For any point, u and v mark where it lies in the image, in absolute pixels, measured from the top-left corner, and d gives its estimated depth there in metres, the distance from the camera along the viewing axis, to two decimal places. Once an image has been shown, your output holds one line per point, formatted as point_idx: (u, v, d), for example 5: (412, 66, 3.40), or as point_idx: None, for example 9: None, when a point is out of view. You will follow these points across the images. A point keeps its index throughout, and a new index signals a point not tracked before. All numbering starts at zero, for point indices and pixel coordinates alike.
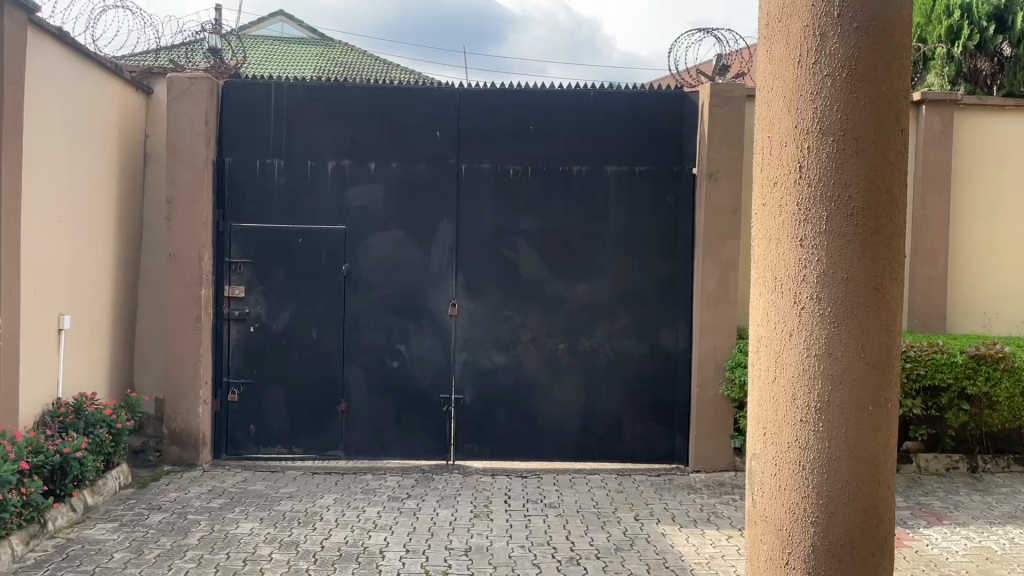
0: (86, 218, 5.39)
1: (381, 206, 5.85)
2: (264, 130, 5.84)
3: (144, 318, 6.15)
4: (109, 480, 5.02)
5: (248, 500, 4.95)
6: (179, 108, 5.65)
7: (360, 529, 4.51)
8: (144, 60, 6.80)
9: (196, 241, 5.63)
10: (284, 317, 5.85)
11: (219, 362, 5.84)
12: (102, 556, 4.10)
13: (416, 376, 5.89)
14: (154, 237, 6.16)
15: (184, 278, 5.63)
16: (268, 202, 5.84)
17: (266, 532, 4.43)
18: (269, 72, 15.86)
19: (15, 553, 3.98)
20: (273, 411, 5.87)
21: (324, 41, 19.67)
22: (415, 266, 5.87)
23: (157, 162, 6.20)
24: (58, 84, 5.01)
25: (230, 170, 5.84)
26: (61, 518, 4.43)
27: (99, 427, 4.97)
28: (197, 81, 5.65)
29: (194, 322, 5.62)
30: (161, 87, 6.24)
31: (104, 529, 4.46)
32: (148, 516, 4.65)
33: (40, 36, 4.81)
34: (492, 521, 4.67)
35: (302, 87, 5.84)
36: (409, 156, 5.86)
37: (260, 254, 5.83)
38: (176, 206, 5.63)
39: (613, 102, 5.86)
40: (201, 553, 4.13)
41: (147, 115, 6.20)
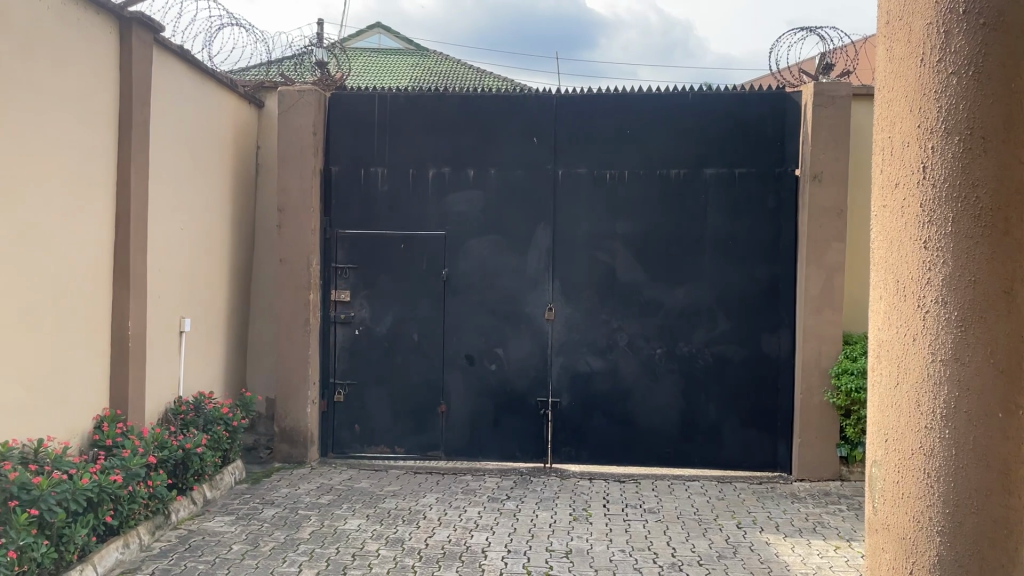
0: (204, 225, 5.69)
1: (480, 212, 5.95)
2: (368, 139, 6.04)
3: (256, 321, 6.43)
4: (227, 474, 5.28)
5: (355, 497, 5.12)
6: (289, 119, 5.90)
7: (462, 528, 4.60)
8: (256, 74, 7.12)
9: (304, 247, 5.86)
10: (387, 321, 6.02)
11: (326, 364, 6.06)
12: (221, 547, 4.31)
13: (514, 379, 5.96)
14: (266, 244, 6.45)
15: (293, 283, 5.86)
16: (372, 209, 6.02)
17: (373, 528, 4.57)
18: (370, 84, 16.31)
19: (142, 542, 4.26)
20: (376, 412, 6.04)
21: (420, 51, 20.07)
22: (513, 271, 5.95)
23: (268, 172, 6.48)
24: (180, 100, 5.32)
25: (336, 179, 6.05)
26: (184, 510, 4.70)
27: (217, 425, 5.25)
28: (306, 94, 5.88)
29: (303, 325, 5.85)
30: (272, 100, 6.53)
31: (223, 521, 4.69)
32: (263, 511, 4.87)
33: (164, 55, 5.13)
34: (592, 525, 4.69)
35: (405, 97, 6.01)
36: (507, 162, 5.94)
37: (364, 260, 6.02)
38: (286, 214, 5.88)
39: (713, 104, 5.80)
40: (313, 547, 4.30)
41: (259, 128, 6.50)
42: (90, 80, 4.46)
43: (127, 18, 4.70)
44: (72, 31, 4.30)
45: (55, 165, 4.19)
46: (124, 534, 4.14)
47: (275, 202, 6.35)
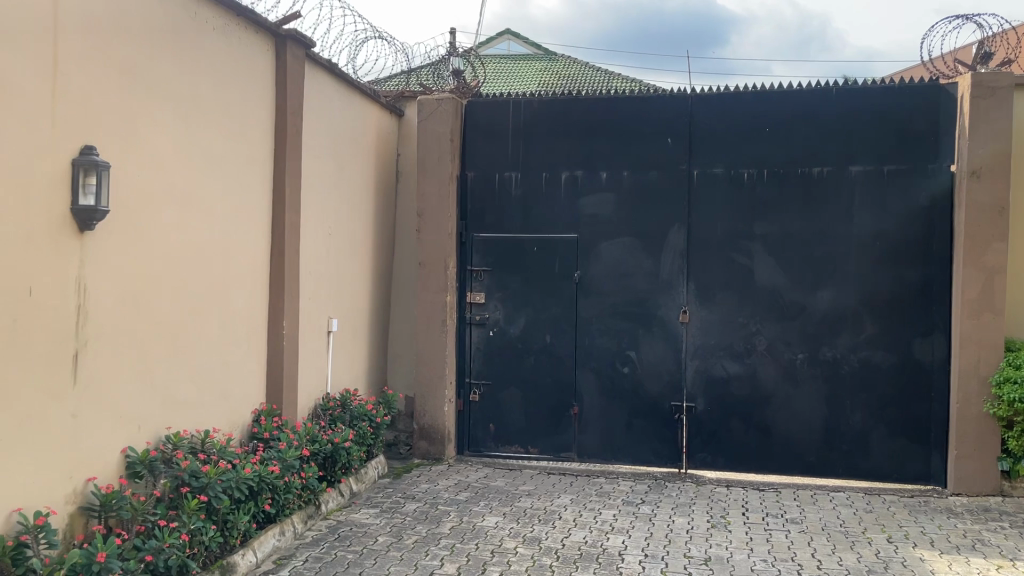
0: (350, 231, 5.98)
1: (613, 215, 5.95)
2: (503, 144, 6.16)
3: (396, 322, 6.69)
4: (371, 469, 5.51)
5: (492, 495, 5.23)
6: (427, 126, 6.09)
7: (598, 530, 4.61)
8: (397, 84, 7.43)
9: (442, 251, 6.04)
10: (520, 323, 6.11)
11: (462, 363, 6.21)
12: (368, 538, 4.51)
13: (648, 383, 5.92)
14: (406, 248, 6.70)
15: (431, 286, 6.06)
16: (506, 212, 6.13)
17: (511, 527, 4.66)
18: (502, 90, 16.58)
19: (296, 531, 4.51)
20: (510, 412, 6.14)
21: (549, 56, 20.22)
22: (646, 273, 5.91)
23: (408, 178, 6.72)
24: (329, 112, 5.62)
25: (472, 184, 6.21)
26: (333, 501, 4.93)
27: (362, 421, 5.50)
28: (444, 101, 6.06)
29: (441, 326, 6.04)
30: (411, 109, 6.77)
31: (368, 514, 4.90)
32: (405, 504, 5.05)
33: (314, 69, 5.43)
34: (731, 533, 4.59)
35: (539, 102, 6.09)
36: (640, 164, 5.91)
37: (499, 262, 6.14)
38: (425, 218, 6.08)
39: (859, 99, 5.57)
40: (453, 542, 4.43)
41: (400, 136, 6.76)
42: (249, 94, 4.81)
43: (282, 36, 5.01)
44: (235, 51, 4.65)
45: (217, 176, 4.55)
46: (281, 522, 4.39)
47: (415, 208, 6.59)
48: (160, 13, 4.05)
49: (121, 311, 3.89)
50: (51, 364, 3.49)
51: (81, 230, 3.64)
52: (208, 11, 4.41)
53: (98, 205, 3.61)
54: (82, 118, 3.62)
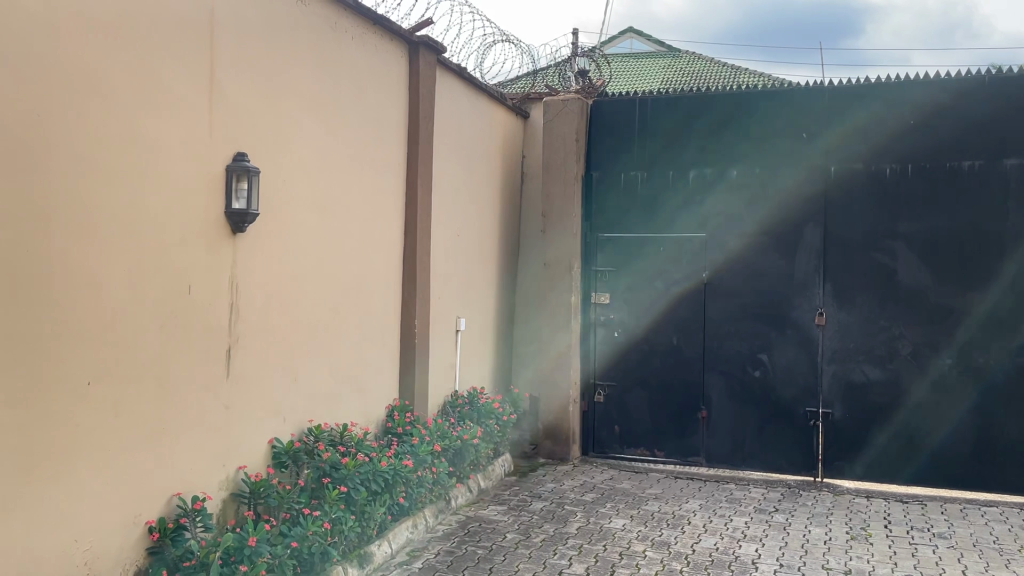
0: (477, 232, 6.11)
1: (743, 213, 5.94)
2: (628, 145, 6.29)
3: (521, 321, 6.76)
4: (498, 466, 5.61)
5: (618, 497, 5.21)
6: (553, 127, 6.29)
7: (729, 537, 4.50)
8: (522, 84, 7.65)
9: (568, 250, 6.26)
10: (646, 324, 6.20)
11: (586, 365, 6.39)
12: (497, 535, 4.57)
13: (781, 386, 5.83)
14: (531, 248, 6.77)
15: (557, 286, 6.32)
16: (631, 213, 6.27)
17: (639, 529, 4.62)
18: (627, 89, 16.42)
19: (428, 524, 4.63)
20: (636, 414, 6.23)
21: (672, 52, 19.87)
22: (779, 274, 5.84)
23: (533, 179, 6.78)
24: (459, 115, 5.75)
25: (596, 184, 6.38)
26: (462, 497, 5.05)
27: (489, 419, 5.62)
28: (570, 102, 6.24)
29: (565, 325, 6.25)
30: (537, 110, 6.84)
31: (496, 510, 4.97)
32: (532, 503, 5.09)
33: (444, 73, 5.57)
34: (873, 545, 4.38)
35: (665, 101, 6.19)
36: (773, 161, 5.87)
37: (623, 262, 6.29)
38: (548, 219, 6.33)
39: (1014, 86, 5.27)
40: (581, 542, 4.43)
41: (525, 137, 6.85)
42: (385, 99, 4.99)
43: (415, 42, 5.18)
44: (372, 59, 4.84)
45: (356, 180, 4.75)
46: (413, 515, 4.52)
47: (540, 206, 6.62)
48: (304, 26, 4.26)
49: (269, 308, 4.13)
50: (207, 356, 3.76)
51: (234, 231, 3.90)
52: (348, 21, 4.61)
53: (249, 209, 3.86)
54: (235, 127, 3.87)
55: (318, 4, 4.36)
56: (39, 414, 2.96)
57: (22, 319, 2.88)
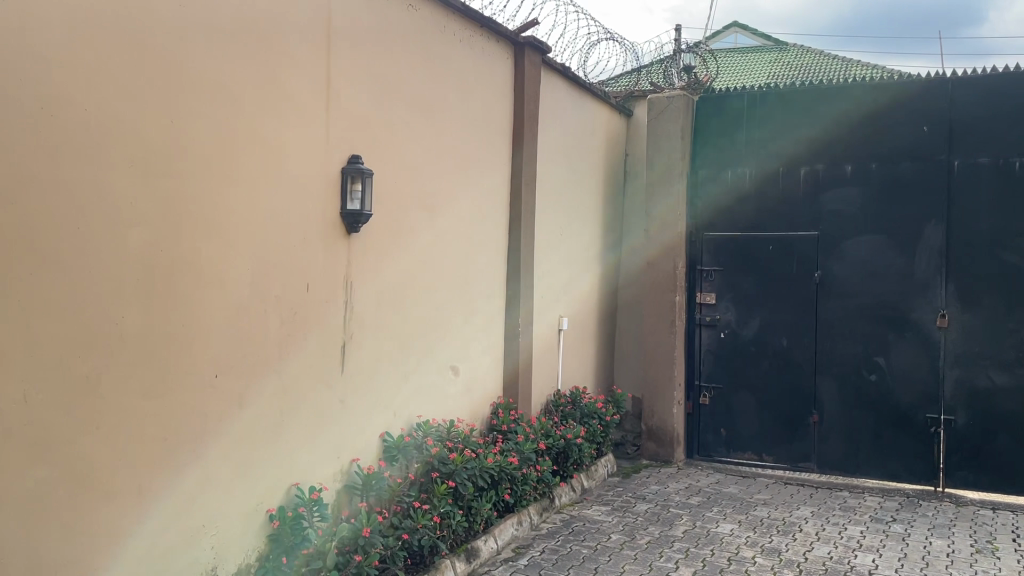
0: (578, 232, 6.16)
1: (858, 210, 5.98)
2: (736, 141, 6.48)
3: (623, 320, 6.97)
4: (601, 466, 5.63)
5: (725, 502, 5.14)
6: (657, 123, 6.56)
7: (843, 546, 4.35)
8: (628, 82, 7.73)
9: (673, 249, 6.46)
10: (754, 325, 6.32)
11: (692, 366, 6.56)
12: (601, 535, 4.56)
13: (898, 390, 5.86)
14: (633, 246, 6.95)
15: (662, 285, 6.49)
16: (739, 212, 6.40)
17: (747, 535, 4.53)
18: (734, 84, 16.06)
19: (532, 522, 4.67)
20: (743, 417, 6.35)
21: (779, 45, 19.32)
22: (897, 274, 5.86)
23: (636, 177, 7.01)
24: (562, 115, 5.82)
25: (701, 179, 6.60)
26: (565, 496, 5.07)
27: (592, 419, 5.62)
28: (674, 99, 6.49)
29: (670, 326, 6.42)
30: (639, 108, 7.04)
31: (600, 510, 4.97)
32: (636, 504, 5.07)
33: (549, 72, 5.63)
34: (1001, 560, 4.14)
35: (776, 93, 6.35)
36: (890, 155, 5.90)
37: (731, 260, 6.41)
38: (652, 218, 6.59)
39: None
40: (688, 546, 4.37)
41: (627, 135, 7.08)
42: (491, 101, 5.07)
43: (521, 44, 5.24)
44: (480, 60, 4.93)
45: (463, 181, 4.85)
46: (518, 512, 4.57)
47: (643, 207, 6.85)
48: (414, 31, 4.37)
49: (381, 307, 4.27)
50: (323, 351, 3.92)
51: (349, 231, 4.05)
52: (456, 24, 4.70)
53: (362, 210, 4.00)
54: (350, 131, 4.01)
55: (428, 9, 4.46)
56: (167, 402, 3.19)
57: (153, 313, 3.10)
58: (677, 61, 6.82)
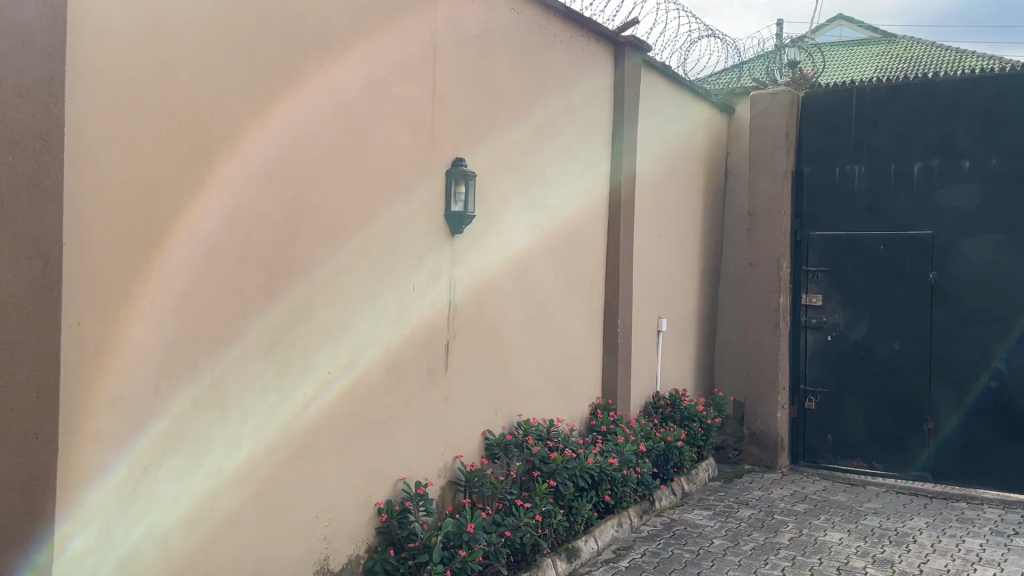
0: (677, 233, 6.13)
1: (976, 208, 5.90)
2: (844, 138, 6.48)
3: (725, 321, 7.06)
4: (701, 470, 5.56)
5: (833, 510, 5.01)
6: (762, 121, 6.61)
7: (961, 559, 4.16)
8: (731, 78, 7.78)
9: (777, 250, 6.51)
10: (863, 327, 6.35)
11: (797, 372, 6.62)
12: (704, 540, 4.49)
13: (1019, 396, 5.78)
14: (735, 246, 7.03)
15: (765, 285, 6.55)
16: (847, 213, 6.43)
17: (857, 545, 4.39)
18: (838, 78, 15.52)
19: (632, 524, 4.65)
20: (852, 422, 6.39)
21: (887, 37, 18.56)
22: (1019, 274, 5.76)
23: (738, 175, 7.08)
24: (663, 114, 5.83)
25: (808, 178, 6.63)
26: (666, 499, 5.03)
27: (693, 421, 5.59)
28: (779, 96, 6.53)
29: (774, 328, 6.48)
30: (742, 105, 7.13)
31: (701, 515, 4.91)
32: (739, 510, 5.00)
33: (649, 70, 5.65)
34: None
35: (886, 88, 6.30)
36: (1011, 150, 5.78)
37: (838, 261, 6.45)
38: (756, 218, 6.62)
39: None
40: (794, 554, 4.26)
41: (730, 132, 7.16)
42: (592, 101, 5.10)
43: (621, 43, 5.25)
44: (580, 60, 4.96)
45: (563, 182, 4.89)
46: (618, 514, 4.56)
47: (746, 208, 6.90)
48: (517, 35, 4.43)
49: (484, 307, 4.34)
50: (429, 350, 4.02)
51: (452, 232, 4.14)
52: (557, 25, 4.74)
53: (466, 211, 4.08)
54: (454, 134, 4.10)
55: (530, 11, 4.52)
56: (283, 396, 3.33)
57: (270, 312, 3.25)
58: (782, 56, 6.87)
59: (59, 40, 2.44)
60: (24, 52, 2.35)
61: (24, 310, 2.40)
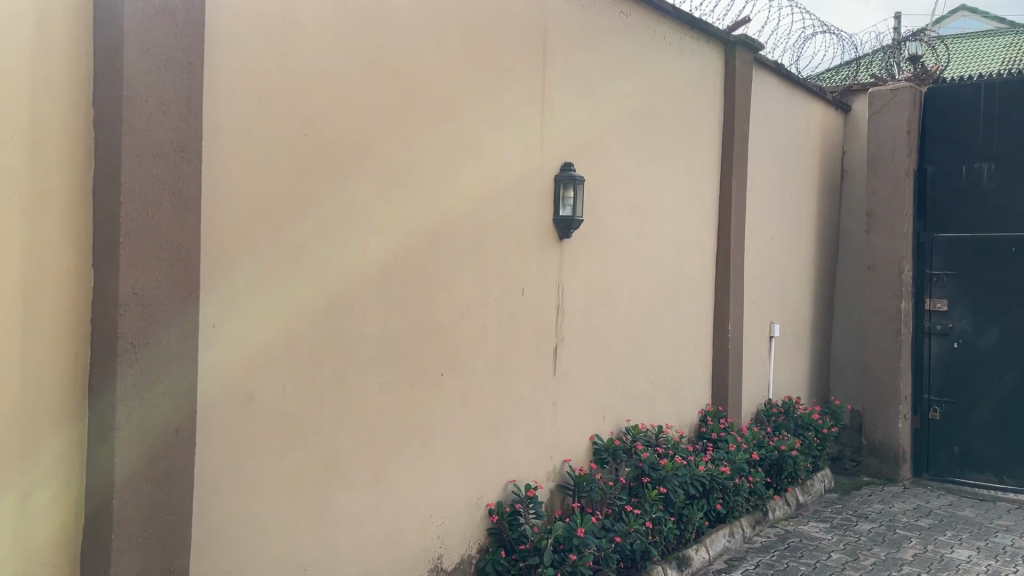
0: (789, 236, 6.01)
1: None
2: (971, 135, 6.21)
3: (841, 326, 6.86)
4: (817, 481, 5.38)
5: (961, 526, 4.76)
6: (880, 119, 6.35)
7: None
8: (846, 75, 7.58)
9: (897, 253, 6.23)
10: (993, 334, 6.04)
11: (920, 380, 6.34)
12: (821, 553, 4.34)
13: None
14: (852, 250, 6.83)
15: (885, 290, 6.28)
16: (975, 214, 6.13)
17: (989, 564, 4.16)
18: (959, 70, 14.76)
19: (745, 534, 4.53)
20: (981, 434, 6.08)
21: (1015, 27, 17.52)
22: None
23: (854, 176, 6.87)
24: (774, 113, 5.74)
25: (931, 178, 6.36)
26: (779, 510, 4.89)
27: (807, 430, 5.45)
28: (900, 92, 6.26)
29: (895, 335, 6.21)
30: (859, 103, 6.92)
31: (818, 527, 4.75)
32: (858, 523, 4.81)
33: (760, 69, 5.57)
34: None
35: (1017, 82, 6.01)
36: None
37: (965, 265, 6.16)
38: (874, 221, 6.36)
39: None
40: (919, 571, 4.08)
41: (845, 131, 6.96)
42: (701, 102, 5.06)
43: (732, 42, 5.19)
44: (689, 61, 4.93)
45: (671, 185, 4.84)
46: (730, 523, 4.46)
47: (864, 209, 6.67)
48: (626, 38, 4.44)
49: (592, 311, 4.34)
50: (538, 353, 4.05)
51: (561, 237, 4.15)
52: (666, 26, 4.72)
53: (574, 216, 4.07)
54: (564, 139, 4.13)
55: (639, 13, 4.52)
56: (400, 397, 3.42)
57: (388, 316, 3.36)
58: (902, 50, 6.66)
59: (197, 57, 2.60)
60: (166, 69, 2.50)
61: (168, 312, 2.55)
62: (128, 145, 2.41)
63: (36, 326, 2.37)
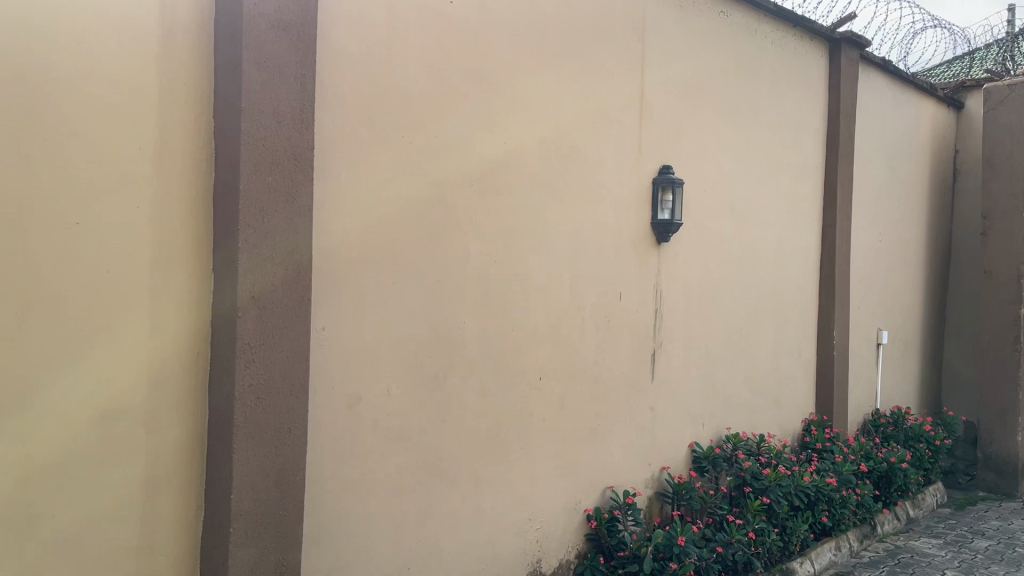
0: (896, 240, 5.80)
1: None
2: None
3: (954, 334, 6.56)
4: (929, 496, 5.15)
5: None
6: (995, 116, 6.05)
7: None
8: (959, 70, 7.25)
9: (1015, 257, 5.91)
10: None
11: None
12: (934, 571, 4.16)
13: None
14: (965, 254, 6.53)
15: (1001, 296, 5.98)
16: None
17: None
18: None
19: (852, 548, 4.37)
20: None
21: None
22: None
23: (967, 176, 6.57)
24: (880, 112, 5.56)
25: None
26: (889, 524, 4.70)
27: (919, 442, 5.24)
28: (1017, 87, 5.94)
29: (1013, 343, 5.90)
30: (973, 99, 6.61)
31: (931, 543, 4.55)
32: (974, 540, 4.58)
33: (866, 67, 5.41)
34: None
35: None
36: None
37: None
38: (990, 223, 6.05)
39: None
40: None
41: (958, 130, 6.67)
42: (803, 103, 4.96)
43: (837, 40, 5.08)
44: (791, 61, 4.84)
45: (771, 188, 4.75)
46: (836, 536, 4.32)
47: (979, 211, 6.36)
48: (727, 39, 4.39)
49: (690, 315, 4.28)
50: (635, 359, 4.01)
51: (658, 241, 4.10)
52: (768, 25, 4.65)
53: (673, 219, 4.02)
54: (664, 143, 4.10)
55: (740, 13, 4.46)
56: (504, 400, 3.46)
57: (491, 320, 3.40)
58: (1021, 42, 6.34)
59: (310, 69, 2.67)
60: (281, 83, 2.58)
61: (281, 316, 2.63)
62: (246, 155, 2.50)
63: (162, 328, 2.49)
